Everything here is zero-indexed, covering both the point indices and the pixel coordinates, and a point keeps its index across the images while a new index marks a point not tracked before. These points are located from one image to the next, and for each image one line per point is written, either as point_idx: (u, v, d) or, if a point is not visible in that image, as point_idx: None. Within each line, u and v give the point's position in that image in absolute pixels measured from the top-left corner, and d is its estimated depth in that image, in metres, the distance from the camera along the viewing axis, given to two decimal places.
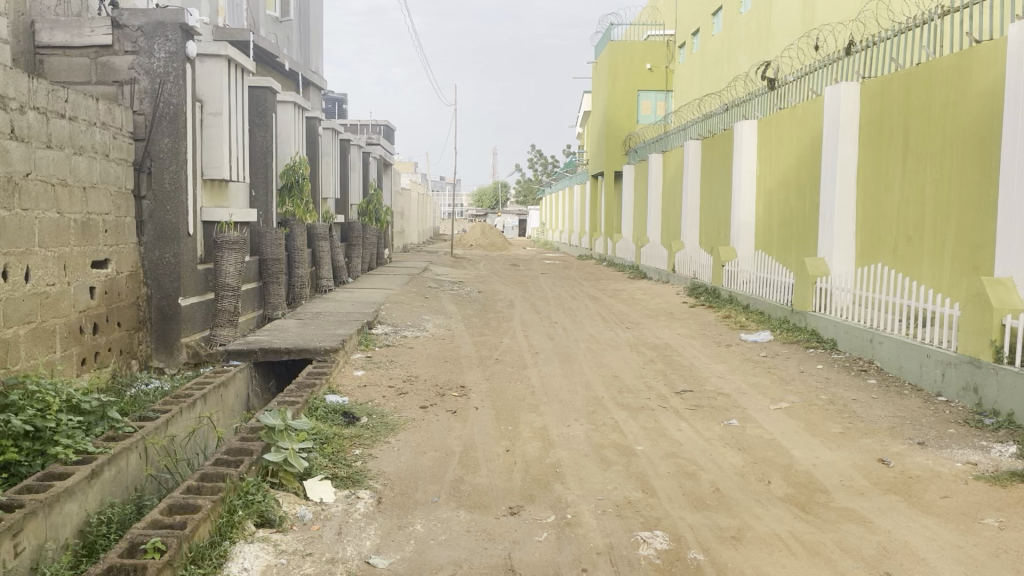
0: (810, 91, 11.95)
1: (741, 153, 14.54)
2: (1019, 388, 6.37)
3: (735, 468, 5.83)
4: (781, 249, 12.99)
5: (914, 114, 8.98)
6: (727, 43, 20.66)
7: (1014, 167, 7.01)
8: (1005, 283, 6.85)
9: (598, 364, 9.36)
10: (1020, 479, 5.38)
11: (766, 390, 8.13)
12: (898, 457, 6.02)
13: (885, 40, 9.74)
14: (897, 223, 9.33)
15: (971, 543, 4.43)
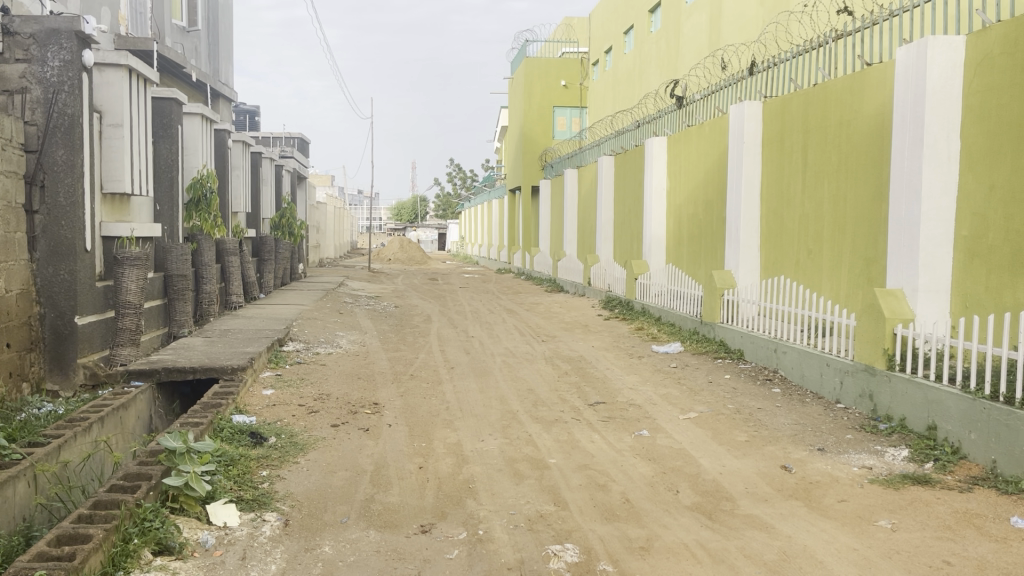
0: (717, 109, 12.34)
1: (652, 169, 14.87)
2: (911, 395, 6.67)
3: (645, 478, 5.92)
4: (691, 262, 13.33)
5: (812, 133, 9.37)
6: (639, 62, 21.15)
7: (903, 183, 7.37)
8: (896, 294, 7.20)
9: (513, 377, 9.39)
10: (911, 481, 5.66)
11: (676, 401, 8.30)
12: (799, 464, 6.23)
13: (785, 60, 10.13)
14: (798, 237, 9.70)
15: (866, 545, 4.61)
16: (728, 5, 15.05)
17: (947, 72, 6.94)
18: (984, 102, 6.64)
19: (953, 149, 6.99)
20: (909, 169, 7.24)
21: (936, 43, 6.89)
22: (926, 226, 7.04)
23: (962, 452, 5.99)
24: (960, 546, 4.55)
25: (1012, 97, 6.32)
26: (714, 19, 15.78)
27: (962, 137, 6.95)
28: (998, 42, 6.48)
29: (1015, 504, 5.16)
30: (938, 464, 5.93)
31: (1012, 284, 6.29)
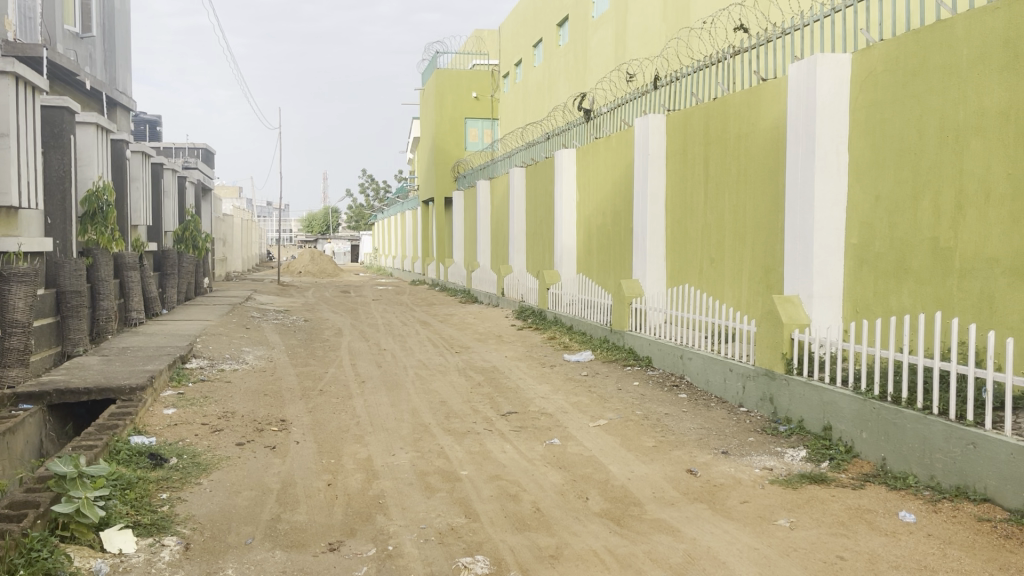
0: (623, 122, 12.62)
1: (562, 181, 15.07)
2: (807, 397, 6.95)
3: (555, 487, 5.97)
4: (600, 272, 13.56)
5: (712, 146, 9.69)
6: (548, 75, 21.43)
7: (797, 193, 7.69)
8: (793, 300, 7.50)
9: (425, 390, 9.33)
10: (809, 480, 5.88)
11: (587, 409, 8.42)
12: (704, 467, 6.40)
13: (686, 75, 10.45)
14: (702, 247, 10.00)
15: (766, 544, 4.77)
16: (633, 20, 15.44)
17: (835, 87, 7.28)
18: (870, 116, 6.99)
19: (842, 160, 7.34)
20: (802, 180, 7.56)
21: (825, 60, 7.23)
22: (819, 234, 7.36)
23: (855, 451, 6.27)
24: (853, 541, 4.75)
25: (894, 111, 6.68)
26: (619, 34, 16.15)
27: (849, 150, 7.30)
28: (880, 59, 6.84)
29: (902, 498, 5.42)
30: (833, 463, 6.18)
31: (898, 288, 6.63)
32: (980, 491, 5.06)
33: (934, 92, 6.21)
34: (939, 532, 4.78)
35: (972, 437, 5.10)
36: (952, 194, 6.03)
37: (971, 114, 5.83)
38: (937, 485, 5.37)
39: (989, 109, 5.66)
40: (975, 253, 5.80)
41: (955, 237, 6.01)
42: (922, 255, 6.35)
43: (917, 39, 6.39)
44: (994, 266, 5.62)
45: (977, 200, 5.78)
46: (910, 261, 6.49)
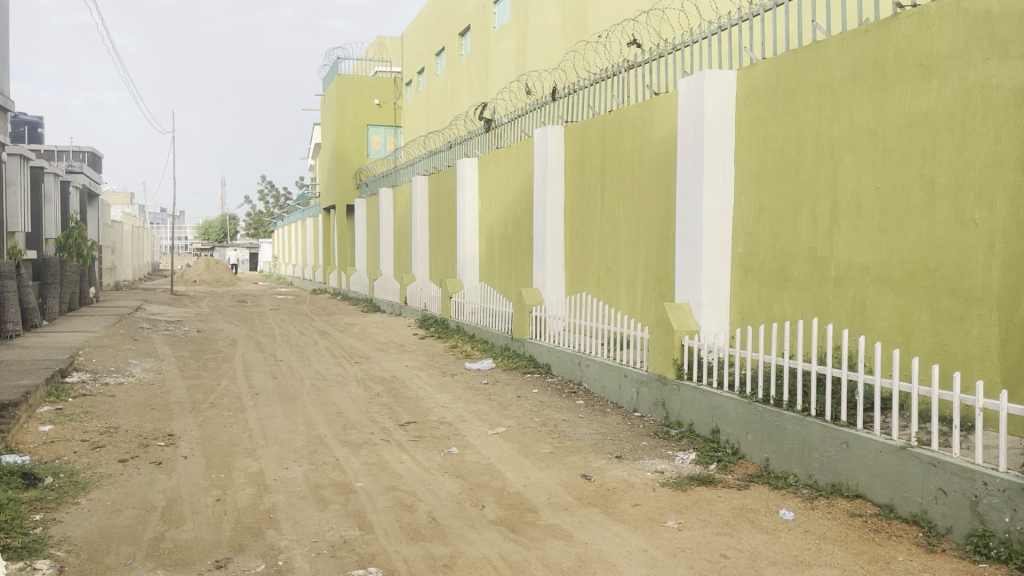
0: (523, 133, 12.77)
1: (464, 190, 15.11)
2: (696, 402, 7.18)
3: (451, 496, 5.97)
4: (502, 281, 13.65)
5: (608, 157, 9.92)
6: (450, 83, 21.46)
7: (686, 204, 7.94)
8: (683, 307, 7.75)
9: (322, 401, 9.16)
10: (697, 482, 6.07)
11: (486, 417, 8.44)
12: (599, 472, 6.52)
13: (583, 88, 10.67)
14: (598, 256, 10.23)
15: (654, 545, 4.90)
16: (533, 32, 15.66)
17: (721, 102, 7.58)
18: (754, 131, 7.31)
19: (729, 173, 7.64)
20: (692, 191, 7.82)
21: (711, 77, 7.51)
22: (707, 243, 7.62)
23: (741, 452, 6.52)
24: (736, 539, 4.93)
25: (776, 127, 7.00)
26: (519, 46, 16.35)
27: (736, 163, 7.60)
28: (762, 76, 7.16)
29: (783, 497, 5.66)
30: (720, 465, 6.40)
31: (780, 296, 6.93)
32: (853, 488, 5.33)
33: (812, 109, 6.54)
34: (815, 528, 5.02)
35: (846, 437, 5.37)
36: (828, 207, 6.36)
37: (844, 130, 6.17)
38: (814, 483, 5.64)
39: (860, 125, 6.01)
40: (849, 262, 6.12)
41: (830, 247, 6.33)
42: (801, 264, 6.67)
43: (795, 59, 6.72)
44: (865, 274, 5.94)
45: (850, 212, 6.11)
46: (790, 270, 6.80)
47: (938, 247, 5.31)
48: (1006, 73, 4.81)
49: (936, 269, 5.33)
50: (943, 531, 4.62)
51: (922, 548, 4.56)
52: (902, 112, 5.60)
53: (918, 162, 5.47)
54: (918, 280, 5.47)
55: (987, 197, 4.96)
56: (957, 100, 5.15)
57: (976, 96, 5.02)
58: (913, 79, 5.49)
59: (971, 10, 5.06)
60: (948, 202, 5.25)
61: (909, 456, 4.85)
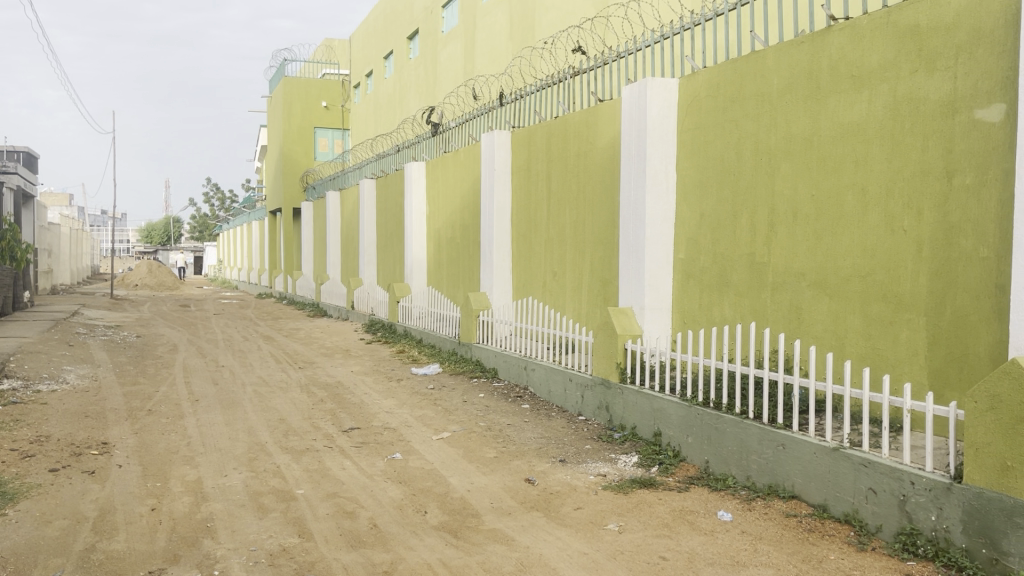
0: (471, 137, 12.77)
1: (412, 193, 15.04)
2: (639, 405, 7.25)
3: (393, 502, 5.93)
4: (449, 285, 13.62)
5: (554, 163, 9.98)
6: (398, 87, 21.38)
7: (629, 210, 8.03)
8: (627, 312, 7.82)
9: (264, 408, 9.02)
10: (638, 484, 6.14)
11: (430, 422, 8.41)
12: (542, 476, 6.55)
13: (530, 93, 10.72)
14: (545, 261, 10.27)
15: (595, 548, 4.93)
16: (480, 37, 15.68)
17: (663, 110, 7.70)
18: (695, 139, 7.42)
19: (671, 179, 7.74)
20: (635, 197, 7.91)
21: (654, 85, 7.62)
22: (650, 248, 7.72)
23: (682, 455, 6.61)
24: (675, 541, 4.99)
25: (716, 135, 7.12)
26: (468, 50, 16.36)
27: (677, 169, 7.71)
28: (703, 85, 7.28)
29: (721, 498, 5.75)
30: (662, 467, 6.48)
31: (721, 301, 7.05)
32: (789, 489, 5.44)
33: (750, 117, 6.67)
34: (752, 529, 5.11)
35: (782, 438, 5.49)
36: (766, 213, 6.49)
37: (781, 139, 6.31)
38: (752, 485, 5.74)
39: (795, 134, 6.15)
40: (786, 268, 6.26)
41: (768, 253, 6.46)
42: (740, 270, 6.80)
43: (734, 68, 6.85)
44: (802, 280, 6.08)
45: (787, 219, 6.25)
46: (730, 275, 6.93)
47: (869, 253, 5.46)
48: (933, 85, 4.98)
49: (868, 274, 5.47)
50: (874, 530, 4.74)
51: (853, 547, 4.67)
52: (836, 122, 5.75)
53: (851, 171, 5.62)
54: (851, 285, 5.62)
55: (916, 205, 5.12)
56: (888, 110, 5.31)
57: (905, 108, 5.18)
58: (846, 89, 5.64)
59: (899, 24, 5.22)
60: (878, 210, 5.40)
61: (841, 457, 4.97)
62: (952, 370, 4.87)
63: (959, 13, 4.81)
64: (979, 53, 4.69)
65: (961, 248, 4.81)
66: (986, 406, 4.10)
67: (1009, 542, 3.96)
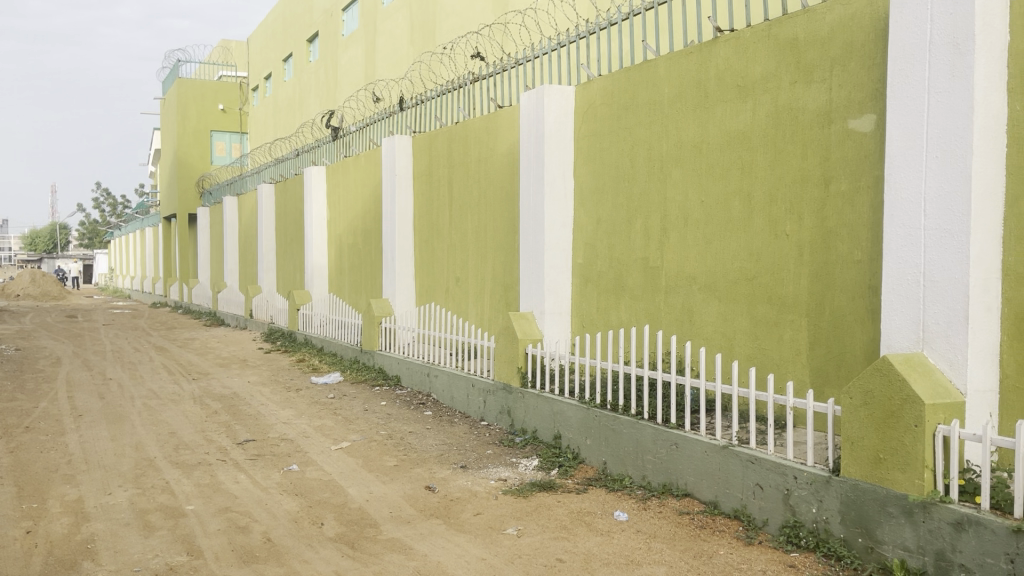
0: (372, 142, 12.65)
1: (312, 199, 14.76)
2: (539, 409, 7.30)
3: (288, 514, 5.78)
4: (351, 291, 13.40)
5: (456, 168, 9.97)
6: (298, 90, 21.00)
7: (529, 216, 8.09)
8: (527, 316, 7.86)
9: (153, 421, 8.65)
10: (538, 487, 6.17)
11: (330, 432, 8.25)
12: (442, 483, 6.51)
13: (430, 99, 10.70)
14: (448, 267, 10.24)
15: (493, 554, 4.93)
16: (381, 42, 15.57)
17: (560, 117, 7.80)
18: (591, 146, 7.55)
19: (568, 185, 7.85)
20: (534, 203, 7.97)
21: (551, 92, 7.72)
22: (549, 253, 7.80)
23: (581, 457, 6.69)
24: (572, 543, 5.04)
25: (610, 142, 7.26)
26: (368, 54, 16.21)
27: (575, 175, 7.83)
28: (598, 93, 7.42)
29: (618, 498, 5.85)
30: (561, 470, 6.55)
31: (617, 304, 7.18)
32: (681, 487, 5.59)
33: (643, 125, 6.83)
34: (646, 528, 5.21)
35: (675, 438, 5.62)
36: (659, 219, 6.65)
37: (671, 146, 6.48)
38: (647, 484, 5.87)
39: (685, 142, 6.33)
40: (678, 272, 6.43)
41: (661, 257, 6.63)
42: (635, 274, 6.95)
43: (627, 77, 7.00)
44: (692, 283, 6.26)
45: (678, 224, 6.42)
46: (625, 280, 7.07)
47: (755, 258, 5.67)
48: (811, 96, 5.21)
49: (754, 278, 5.68)
50: (760, 524, 4.91)
51: (741, 541, 4.82)
52: (722, 130, 5.94)
53: (737, 177, 5.82)
54: (738, 288, 5.82)
55: (797, 210, 5.33)
56: (770, 120, 5.53)
57: (785, 117, 5.41)
58: (731, 99, 5.85)
59: (779, 37, 5.45)
60: (763, 215, 5.61)
61: (730, 454, 5.13)
62: (832, 368, 5.10)
63: (834, 27, 5.04)
64: (852, 66, 4.94)
65: (837, 252, 5.04)
66: (860, 402, 4.31)
67: (882, 531, 4.14)
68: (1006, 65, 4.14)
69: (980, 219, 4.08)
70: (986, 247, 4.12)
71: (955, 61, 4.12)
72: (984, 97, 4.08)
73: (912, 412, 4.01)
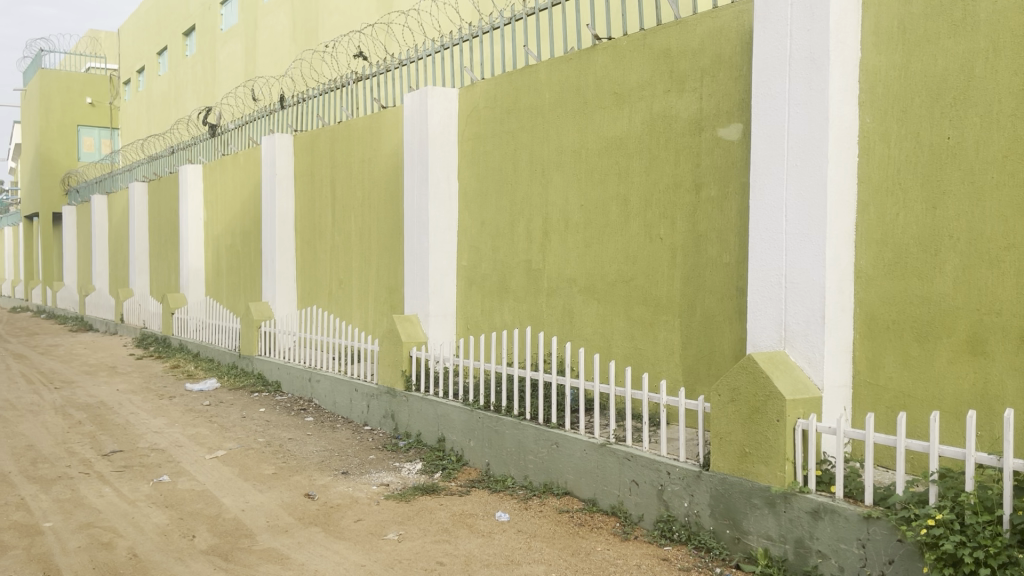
0: (251, 139, 12.28)
1: (188, 199, 14.18)
2: (423, 412, 7.26)
3: (157, 528, 5.52)
4: (230, 294, 12.95)
5: (339, 168, 9.79)
6: (173, 85, 20.19)
7: (413, 217, 8.03)
8: (412, 319, 7.78)
9: (8, 434, 8.08)
10: (420, 491, 6.13)
11: (204, 441, 7.93)
12: (322, 490, 6.37)
13: (312, 97, 10.49)
14: (330, 269, 10.06)
15: (372, 559, 4.87)
16: (261, 38, 15.15)
17: (444, 119, 7.79)
18: (475, 148, 7.58)
19: (452, 187, 7.84)
20: (417, 205, 7.92)
21: (434, 94, 7.71)
22: (433, 256, 7.77)
23: (465, 459, 6.70)
24: (453, 545, 5.04)
25: (494, 145, 7.31)
26: (248, 50, 15.74)
27: (459, 178, 7.83)
28: (482, 96, 7.46)
29: (500, 499, 5.89)
30: (444, 472, 6.53)
31: (501, 306, 7.22)
32: (562, 485, 5.68)
33: (525, 129, 6.91)
34: (527, 528, 5.26)
35: (555, 437, 5.70)
36: (541, 222, 6.74)
37: (552, 151, 6.58)
38: (529, 484, 5.93)
39: (565, 146, 6.44)
40: (559, 274, 6.54)
41: (543, 260, 6.72)
42: (518, 276, 7.02)
43: (510, 81, 7.05)
44: (573, 285, 6.38)
45: (559, 227, 6.53)
46: (509, 282, 7.13)
47: (632, 260, 5.82)
48: (683, 105, 5.40)
49: (631, 280, 5.83)
50: (636, 519, 5.04)
51: (618, 537, 4.93)
52: (601, 135, 6.08)
53: (615, 182, 5.97)
54: (616, 290, 5.96)
55: (670, 215, 5.51)
56: (645, 127, 5.70)
57: (660, 125, 5.58)
58: (609, 106, 5.99)
59: (654, 46, 5.62)
60: (638, 219, 5.77)
61: (608, 452, 5.25)
62: (702, 366, 5.30)
63: (704, 39, 5.25)
64: (720, 77, 5.15)
65: (707, 255, 5.25)
66: (727, 399, 4.49)
67: (747, 522, 4.33)
68: (858, 80, 4.41)
69: (834, 225, 4.33)
70: (840, 251, 4.38)
71: (812, 74, 4.36)
72: (838, 109, 4.34)
73: (774, 407, 4.21)
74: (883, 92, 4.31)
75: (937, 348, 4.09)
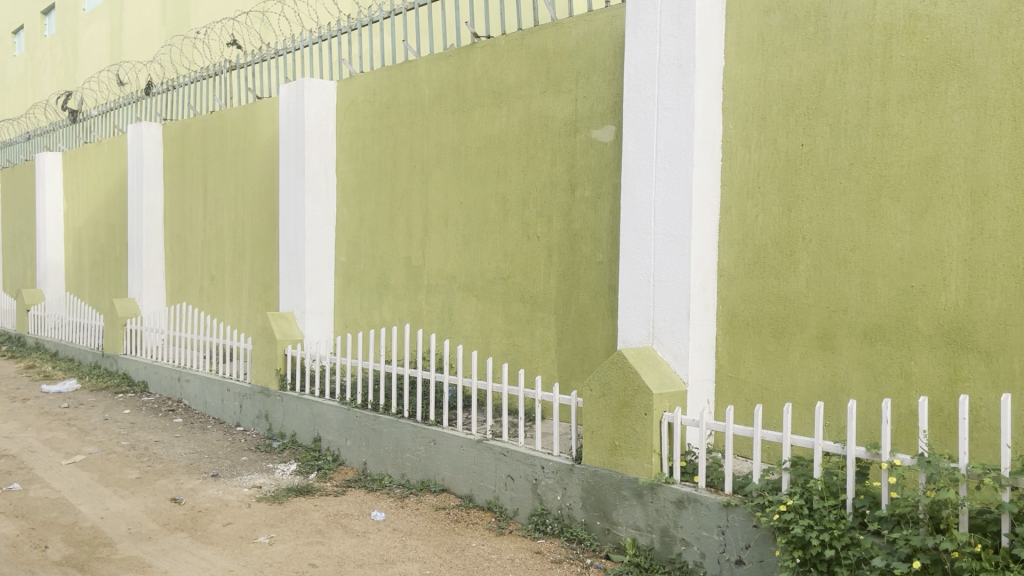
0: (116, 127, 11.65)
1: (45, 189, 13.29)
2: (298, 411, 7.09)
3: (5, 540, 5.16)
4: (92, 290, 12.24)
5: (211, 159, 9.43)
6: (29, 67, 18.88)
7: (289, 212, 7.83)
8: (287, 317, 7.59)
9: None
10: (294, 492, 5.99)
11: (61, 445, 7.47)
12: (190, 494, 6.12)
13: (184, 85, 10.06)
14: (201, 264, 9.68)
15: (242, 564, 4.73)
16: (128, 20, 14.39)
17: (321, 112, 7.63)
18: (353, 143, 7.47)
19: (330, 182, 7.69)
20: (294, 200, 7.73)
21: (311, 86, 7.54)
22: (310, 251, 7.60)
23: (341, 459, 6.59)
24: (326, 546, 4.95)
25: (373, 140, 7.22)
26: (114, 33, 14.91)
27: (337, 172, 7.69)
28: (360, 90, 7.35)
29: (376, 498, 5.83)
30: (320, 472, 6.41)
31: (380, 303, 7.14)
32: (439, 483, 5.68)
33: (405, 125, 6.85)
34: (402, 526, 5.23)
35: (432, 435, 5.69)
36: (420, 218, 6.71)
37: (432, 147, 6.56)
38: (406, 482, 5.90)
39: (445, 143, 6.43)
40: (438, 271, 6.52)
41: (422, 257, 6.69)
42: (397, 274, 6.96)
43: (389, 75, 6.98)
44: (452, 283, 6.38)
45: (439, 224, 6.51)
46: (388, 279, 7.06)
47: (510, 258, 5.88)
48: (559, 106, 5.50)
49: (508, 277, 5.90)
50: (511, 513, 5.11)
51: (493, 532, 4.98)
52: (480, 133, 6.11)
53: (493, 180, 6.01)
54: (495, 287, 6.01)
55: (547, 214, 5.60)
56: (522, 126, 5.76)
57: (536, 124, 5.66)
58: (488, 104, 6.03)
59: (531, 47, 5.69)
60: (516, 217, 5.83)
61: (484, 448, 5.28)
62: (576, 362, 5.42)
63: (579, 42, 5.37)
64: (594, 80, 5.27)
65: (582, 253, 5.36)
66: (598, 393, 4.60)
67: (617, 513, 4.46)
68: (722, 87, 4.61)
69: (699, 226, 4.52)
70: (705, 251, 4.57)
71: (680, 80, 4.53)
72: (703, 115, 4.52)
73: (642, 401, 4.35)
74: (744, 99, 4.52)
75: (791, 344, 4.33)
